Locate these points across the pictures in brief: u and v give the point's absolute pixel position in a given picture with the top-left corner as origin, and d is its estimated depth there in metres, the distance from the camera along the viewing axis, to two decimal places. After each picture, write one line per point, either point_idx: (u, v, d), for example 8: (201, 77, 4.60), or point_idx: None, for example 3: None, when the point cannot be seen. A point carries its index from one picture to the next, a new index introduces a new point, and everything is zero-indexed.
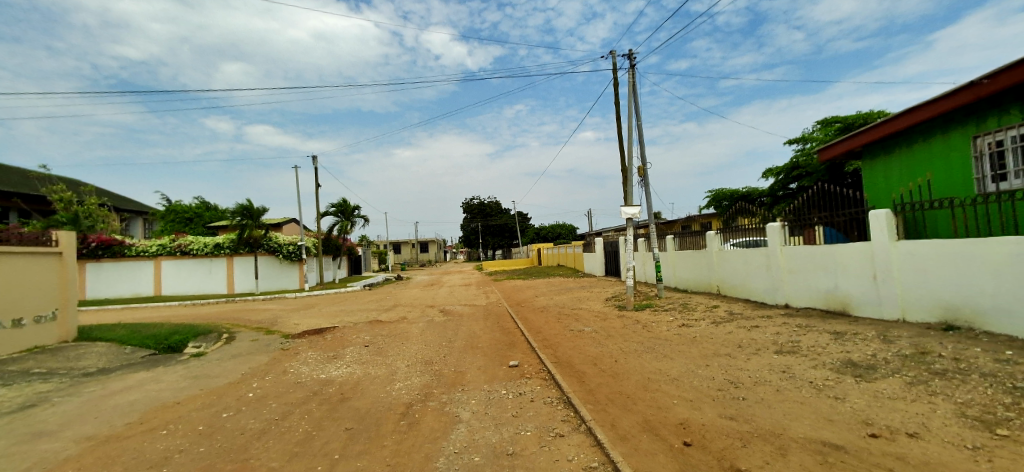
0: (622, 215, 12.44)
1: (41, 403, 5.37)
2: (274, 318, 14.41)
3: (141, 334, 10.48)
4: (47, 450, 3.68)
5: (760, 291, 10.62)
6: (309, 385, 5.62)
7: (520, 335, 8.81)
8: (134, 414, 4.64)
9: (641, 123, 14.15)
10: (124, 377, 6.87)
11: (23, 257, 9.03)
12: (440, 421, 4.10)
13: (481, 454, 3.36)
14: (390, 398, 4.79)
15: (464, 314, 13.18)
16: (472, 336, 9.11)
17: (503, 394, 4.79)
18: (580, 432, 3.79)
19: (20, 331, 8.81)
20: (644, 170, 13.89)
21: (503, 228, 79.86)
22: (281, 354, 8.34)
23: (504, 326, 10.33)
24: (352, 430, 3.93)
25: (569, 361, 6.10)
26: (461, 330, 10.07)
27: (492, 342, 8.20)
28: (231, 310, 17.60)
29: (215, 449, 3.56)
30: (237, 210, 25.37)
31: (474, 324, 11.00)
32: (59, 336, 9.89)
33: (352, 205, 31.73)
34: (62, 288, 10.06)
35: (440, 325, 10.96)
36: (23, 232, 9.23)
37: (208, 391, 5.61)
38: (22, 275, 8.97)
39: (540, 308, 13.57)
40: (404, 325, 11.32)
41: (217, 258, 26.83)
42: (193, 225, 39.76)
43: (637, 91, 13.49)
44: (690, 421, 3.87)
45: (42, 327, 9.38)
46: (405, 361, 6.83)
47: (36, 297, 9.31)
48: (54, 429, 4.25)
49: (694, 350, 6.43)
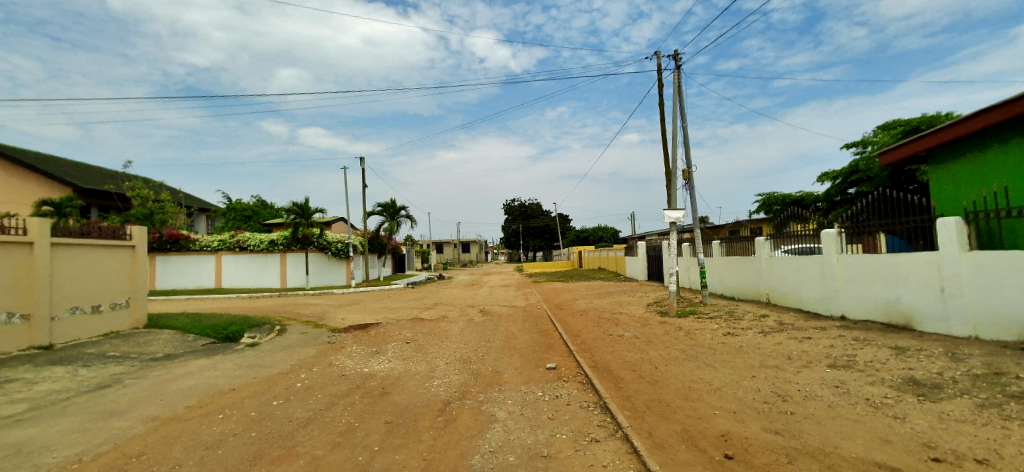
0: (665, 219, 12.14)
1: (113, 384, 5.80)
2: (322, 313, 15.04)
3: (203, 323, 11.19)
4: (118, 427, 3.97)
5: (812, 301, 10.12)
6: (353, 378, 5.80)
7: (558, 338, 8.77)
8: (193, 398, 4.94)
9: (686, 125, 13.69)
10: (186, 363, 7.35)
11: (100, 249, 9.82)
12: (475, 419, 4.12)
13: (516, 454, 3.47)
14: (428, 394, 4.87)
15: (503, 315, 13.28)
16: (510, 337, 9.14)
17: (539, 396, 4.74)
18: (616, 438, 3.74)
19: (97, 316, 9.60)
20: (689, 174, 13.51)
21: (544, 229, 79.93)
22: (327, 347, 8.68)
23: (542, 328, 10.34)
24: (391, 423, 4.03)
25: (607, 366, 6.00)
26: (499, 330, 10.16)
27: (529, 344, 8.21)
28: (282, 304, 18.44)
29: (265, 435, 3.74)
30: (290, 209, 26.47)
31: (513, 325, 11.06)
32: (131, 323, 10.65)
33: (399, 205, 32.65)
34: (134, 279, 10.79)
35: (479, 325, 11.08)
36: (102, 225, 10.01)
37: (260, 379, 5.89)
38: (99, 266, 9.72)
39: (579, 311, 13.49)
40: (444, 323, 11.58)
41: (271, 253, 28.08)
42: (251, 222, 41.80)
43: (682, 91, 13.15)
44: (732, 434, 3.75)
45: (116, 314, 10.15)
46: (443, 358, 6.95)
47: (110, 287, 10.02)
48: (123, 408, 4.56)
49: (740, 360, 6.20)
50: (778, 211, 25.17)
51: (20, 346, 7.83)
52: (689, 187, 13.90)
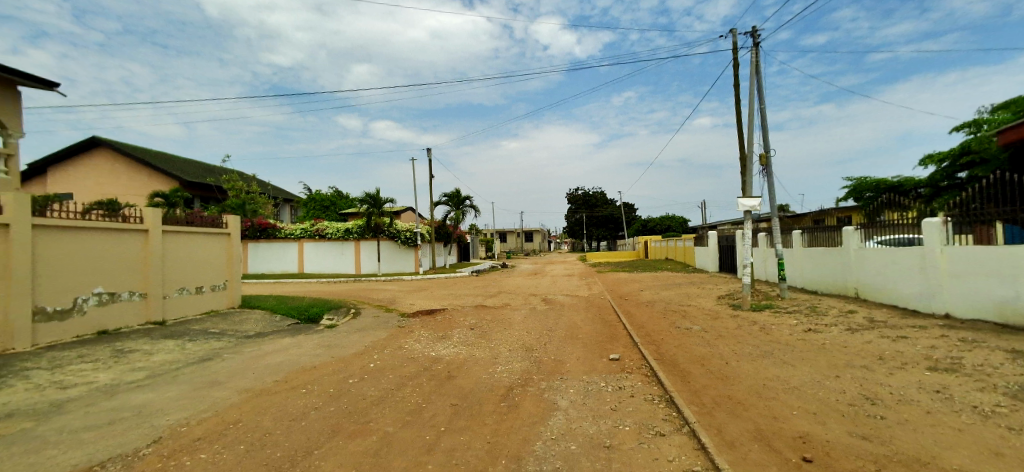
0: (739, 207, 11.53)
1: (215, 357, 6.50)
2: (393, 298, 15.89)
3: (288, 305, 12.24)
4: (219, 396, 4.44)
5: (910, 297, 9.22)
6: (420, 361, 6.07)
7: (622, 329, 8.66)
8: (280, 373, 5.41)
9: (765, 107, 12.83)
10: (274, 341, 8.07)
11: (202, 236, 10.97)
12: (538, 407, 4.15)
13: (578, 443, 3.46)
14: (492, 380, 4.99)
15: (565, 304, 13.34)
16: (573, 326, 9.15)
17: (601, 386, 4.70)
18: (682, 433, 3.58)
19: (200, 296, 10.79)
20: (766, 159, 12.70)
21: (607, 219, 78.62)
22: (396, 330, 9.15)
23: (606, 318, 10.27)
24: (456, 406, 4.17)
25: (673, 359, 5.84)
26: (562, 319, 10.21)
27: (592, 334, 8.19)
28: (356, 289, 19.70)
29: (342, 410, 4.01)
30: (364, 199, 27.98)
31: (576, 314, 11.08)
32: (227, 303, 11.86)
33: (463, 195, 33.52)
34: (229, 263, 11.97)
35: (542, 313, 11.21)
36: (202, 215, 11.16)
37: (338, 358, 6.34)
38: (200, 251, 10.87)
39: (644, 302, 13.26)
40: (508, 311, 11.83)
41: (347, 241, 29.94)
42: (330, 212, 44.62)
43: (760, 71, 12.33)
44: (812, 436, 3.50)
45: (215, 294, 11.35)
46: (506, 346, 7.08)
47: (210, 270, 11.19)
48: (223, 379, 5.10)
49: (821, 359, 5.78)
50: (870, 198, 23.33)
51: (141, 320, 9.00)
52: (768, 173, 13.07)
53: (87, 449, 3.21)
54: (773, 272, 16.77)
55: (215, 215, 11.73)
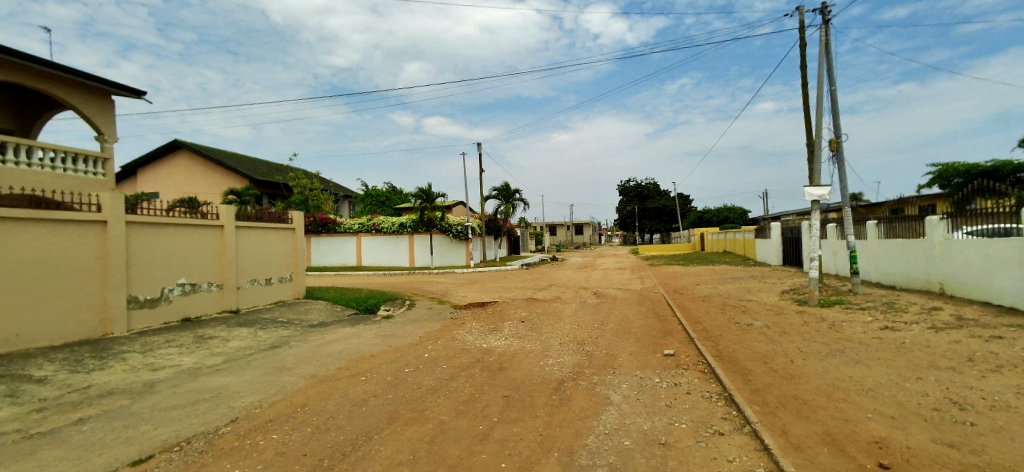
0: (805, 196, 10.90)
1: (283, 344, 6.97)
2: (445, 290, 16.35)
3: (348, 296, 12.91)
4: (287, 381, 4.75)
5: (1006, 294, 8.37)
6: (473, 352, 6.20)
7: (677, 324, 8.45)
8: (342, 361, 5.71)
9: (835, 88, 11.96)
10: (336, 330, 8.54)
11: (271, 231, 11.75)
12: (590, 401, 4.12)
13: (632, 438, 3.39)
14: (543, 373, 5.01)
15: (618, 298, 13.19)
16: (626, 320, 9.04)
17: (656, 382, 4.61)
18: (743, 433, 3.39)
19: (269, 287, 11.55)
20: (836, 144, 11.87)
21: (661, 211, 76.11)
22: (449, 322, 9.42)
23: (659, 313, 10.06)
24: (508, 397, 4.22)
25: (732, 357, 5.63)
26: (613, 313, 10.11)
27: (646, 328, 8.05)
28: (409, 281, 20.45)
29: (398, 398, 4.16)
30: (417, 194, 28.62)
31: (628, 308, 10.93)
32: (294, 294, 12.62)
33: (513, 188, 33.78)
34: (295, 256, 12.69)
35: (593, 307, 11.16)
36: (270, 211, 11.88)
37: (394, 348, 6.61)
38: (268, 245, 11.60)
39: (699, 297, 12.89)
40: (558, 304, 11.86)
41: (401, 234, 30.94)
42: (386, 207, 46.13)
43: (831, 50, 11.50)
44: (889, 441, 3.24)
45: (282, 286, 12.09)
46: (557, 338, 7.10)
47: (277, 263, 11.93)
48: (291, 365, 5.44)
49: (900, 359, 5.36)
50: (960, 184, 21.29)
51: (218, 309, 9.79)
52: (840, 159, 12.21)
53: (174, 426, 3.52)
54: (846, 267, 15.62)
55: (281, 212, 12.46)
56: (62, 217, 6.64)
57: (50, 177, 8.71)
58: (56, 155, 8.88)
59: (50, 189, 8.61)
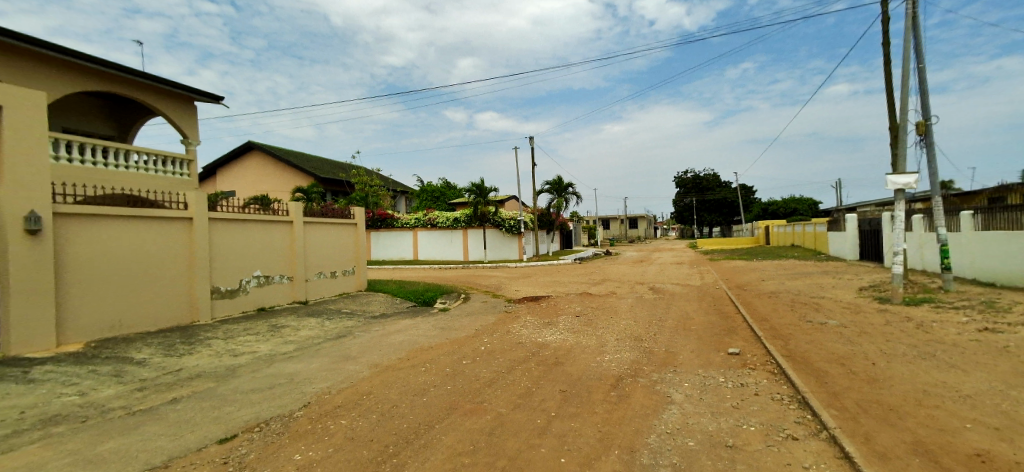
0: (888, 185, 10.09)
1: (347, 335, 7.33)
2: (498, 284, 16.60)
3: (407, 289, 13.43)
4: (352, 369, 4.98)
5: None
6: (528, 346, 6.24)
7: (741, 322, 8.09)
8: (402, 351, 5.92)
9: (925, 66, 10.90)
10: (396, 322, 8.90)
11: (335, 226, 12.33)
12: (650, 399, 4.02)
13: (695, 439, 3.27)
14: (600, 368, 4.96)
15: (676, 293, 12.84)
16: (685, 317, 8.79)
17: (720, 382, 4.43)
18: (820, 439, 3.19)
19: (334, 280, 12.14)
20: (925, 128, 10.85)
21: (722, 203, 72.42)
22: (504, 315, 9.56)
23: (721, 309, 9.70)
24: (566, 392, 4.20)
25: (805, 357, 5.31)
26: (671, 309, 9.85)
27: (707, 325, 7.78)
28: (462, 275, 20.98)
29: (457, 389, 4.25)
30: (471, 189, 29.35)
31: (687, 304, 10.63)
32: (357, 286, 13.19)
33: (565, 182, 33.74)
34: (357, 250, 13.22)
35: (650, 302, 10.95)
36: (333, 207, 12.48)
37: (451, 340, 6.78)
38: (332, 240, 12.18)
39: (765, 293, 12.30)
40: (613, 299, 11.73)
41: (456, 229, 31.53)
42: (440, 202, 46.77)
43: (919, 23, 10.48)
44: (994, 455, 2.93)
45: (346, 278, 12.66)
46: (613, 334, 7.01)
47: (341, 257, 12.49)
48: (355, 355, 5.71)
49: (1004, 365, 4.83)
50: None
51: (289, 300, 10.45)
52: (927, 144, 11.19)
53: (253, 408, 3.78)
54: (934, 261, 14.48)
55: (344, 208, 13.02)
56: (154, 215, 7.33)
57: (143, 178, 9.59)
58: (147, 157, 9.73)
59: (145, 189, 9.52)
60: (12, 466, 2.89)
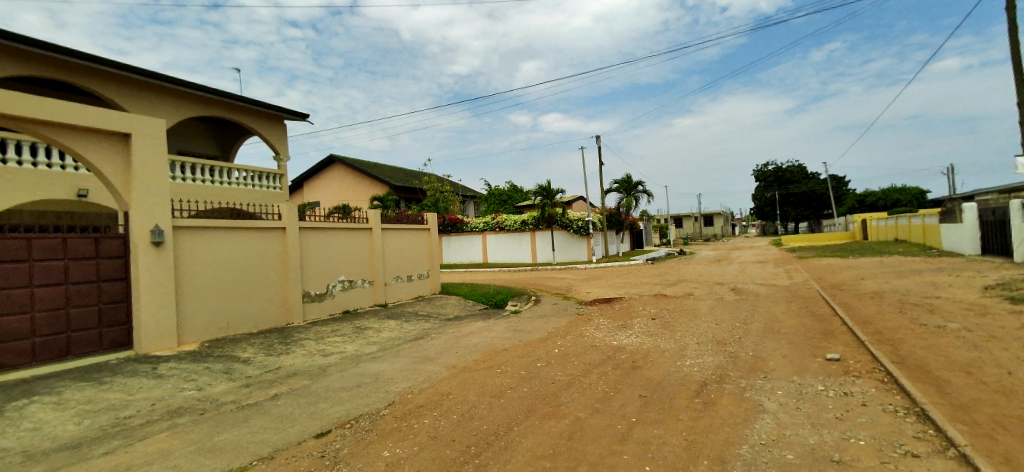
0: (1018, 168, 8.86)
1: (424, 336, 7.62)
2: (569, 286, 16.51)
3: (479, 291, 13.74)
4: (432, 370, 5.15)
5: None
6: (603, 349, 6.14)
7: (840, 325, 7.42)
8: (476, 353, 6.04)
9: None
10: (470, 324, 9.12)
11: (410, 231, 12.81)
12: (739, 407, 3.80)
13: (795, 452, 3.04)
14: (681, 374, 4.77)
15: (761, 294, 12.07)
16: (774, 319, 8.23)
17: (818, 390, 4.09)
18: (947, 457, 2.84)
19: (410, 283, 12.63)
20: None
21: (808, 196, 66.37)
22: (576, 318, 9.49)
23: (814, 312, 8.95)
24: (646, 398, 4.07)
25: (920, 365, 4.76)
26: (756, 311, 9.27)
27: (799, 328, 7.22)
28: (531, 277, 21.13)
29: (534, 392, 4.26)
30: (538, 191, 29.91)
31: (775, 306, 9.94)
32: (432, 289, 13.62)
33: (634, 181, 33.18)
34: (431, 254, 13.65)
35: (732, 304, 10.38)
36: (407, 214, 13.01)
37: (525, 343, 6.82)
38: (408, 245, 12.68)
39: (866, 293, 11.21)
40: (690, 301, 11.25)
41: (524, 231, 31.65)
42: (507, 205, 46.43)
43: None
44: None
45: (422, 282, 13.12)
46: (694, 338, 6.72)
47: (416, 261, 12.96)
48: (432, 356, 5.91)
49: None
50: None
51: (370, 303, 11.04)
52: None
53: (344, 405, 4.02)
54: None
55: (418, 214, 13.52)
56: (253, 225, 8.09)
57: (242, 192, 10.60)
58: (246, 173, 10.74)
59: (244, 202, 10.54)
60: (147, 452, 3.28)
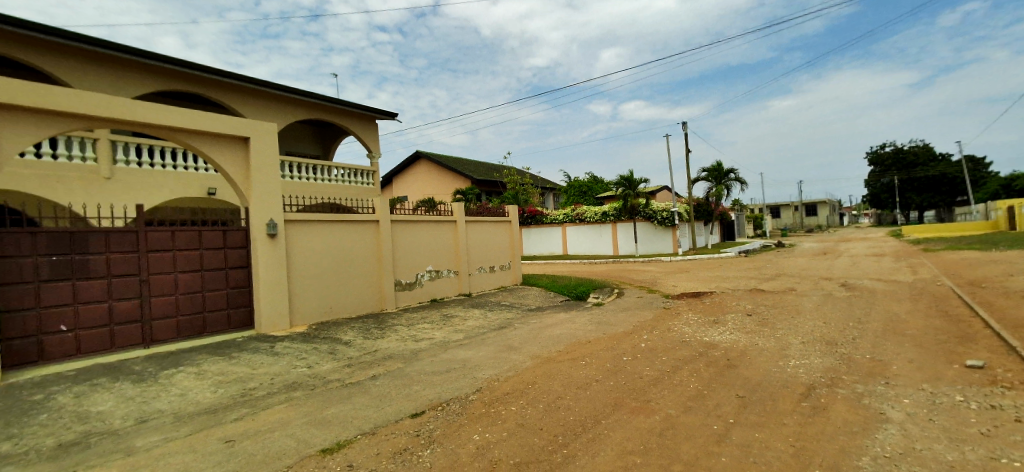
0: None
1: (507, 326, 7.82)
2: (654, 279, 15.98)
3: (560, 283, 13.79)
4: (517, 360, 5.26)
5: None
6: (694, 345, 5.90)
7: (982, 328, 6.44)
8: (560, 345, 6.08)
9: None
10: (552, 315, 9.20)
11: (491, 224, 13.07)
12: (856, 414, 3.47)
13: (928, 468, 2.70)
14: (783, 375, 4.44)
15: (878, 291, 10.83)
16: (896, 319, 7.36)
17: (954, 401, 3.60)
18: None
19: (492, 274, 12.94)
20: None
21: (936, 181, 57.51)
22: (663, 312, 9.22)
23: (947, 312, 7.85)
24: (744, 399, 3.85)
25: None
26: (874, 310, 8.35)
27: (929, 331, 6.38)
28: (610, 270, 20.79)
29: (622, 386, 4.20)
30: (620, 182, 28.46)
31: (897, 304, 8.87)
32: (513, 280, 13.83)
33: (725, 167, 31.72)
34: (513, 246, 13.83)
35: (843, 301, 9.45)
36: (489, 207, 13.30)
37: (609, 335, 6.75)
38: (489, 237, 12.98)
39: (1019, 291, 9.58)
40: (792, 297, 10.40)
41: (605, 223, 31.30)
42: (587, 197, 45.23)
43: None
44: None
45: (504, 273, 13.37)
46: (797, 337, 6.22)
47: (498, 253, 13.22)
48: (516, 346, 6.03)
49: None
50: None
51: (455, 292, 11.51)
52: None
53: (436, 389, 4.24)
54: None
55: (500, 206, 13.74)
56: (351, 220, 8.78)
57: (341, 188, 11.53)
58: (344, 171, 11.68)
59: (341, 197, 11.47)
60: (270, 421, 3.68)
